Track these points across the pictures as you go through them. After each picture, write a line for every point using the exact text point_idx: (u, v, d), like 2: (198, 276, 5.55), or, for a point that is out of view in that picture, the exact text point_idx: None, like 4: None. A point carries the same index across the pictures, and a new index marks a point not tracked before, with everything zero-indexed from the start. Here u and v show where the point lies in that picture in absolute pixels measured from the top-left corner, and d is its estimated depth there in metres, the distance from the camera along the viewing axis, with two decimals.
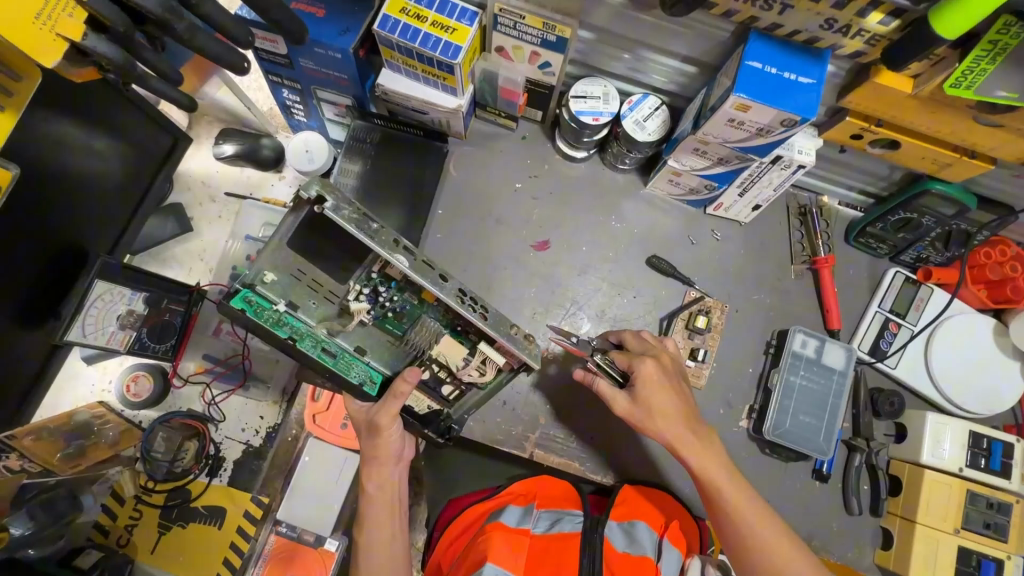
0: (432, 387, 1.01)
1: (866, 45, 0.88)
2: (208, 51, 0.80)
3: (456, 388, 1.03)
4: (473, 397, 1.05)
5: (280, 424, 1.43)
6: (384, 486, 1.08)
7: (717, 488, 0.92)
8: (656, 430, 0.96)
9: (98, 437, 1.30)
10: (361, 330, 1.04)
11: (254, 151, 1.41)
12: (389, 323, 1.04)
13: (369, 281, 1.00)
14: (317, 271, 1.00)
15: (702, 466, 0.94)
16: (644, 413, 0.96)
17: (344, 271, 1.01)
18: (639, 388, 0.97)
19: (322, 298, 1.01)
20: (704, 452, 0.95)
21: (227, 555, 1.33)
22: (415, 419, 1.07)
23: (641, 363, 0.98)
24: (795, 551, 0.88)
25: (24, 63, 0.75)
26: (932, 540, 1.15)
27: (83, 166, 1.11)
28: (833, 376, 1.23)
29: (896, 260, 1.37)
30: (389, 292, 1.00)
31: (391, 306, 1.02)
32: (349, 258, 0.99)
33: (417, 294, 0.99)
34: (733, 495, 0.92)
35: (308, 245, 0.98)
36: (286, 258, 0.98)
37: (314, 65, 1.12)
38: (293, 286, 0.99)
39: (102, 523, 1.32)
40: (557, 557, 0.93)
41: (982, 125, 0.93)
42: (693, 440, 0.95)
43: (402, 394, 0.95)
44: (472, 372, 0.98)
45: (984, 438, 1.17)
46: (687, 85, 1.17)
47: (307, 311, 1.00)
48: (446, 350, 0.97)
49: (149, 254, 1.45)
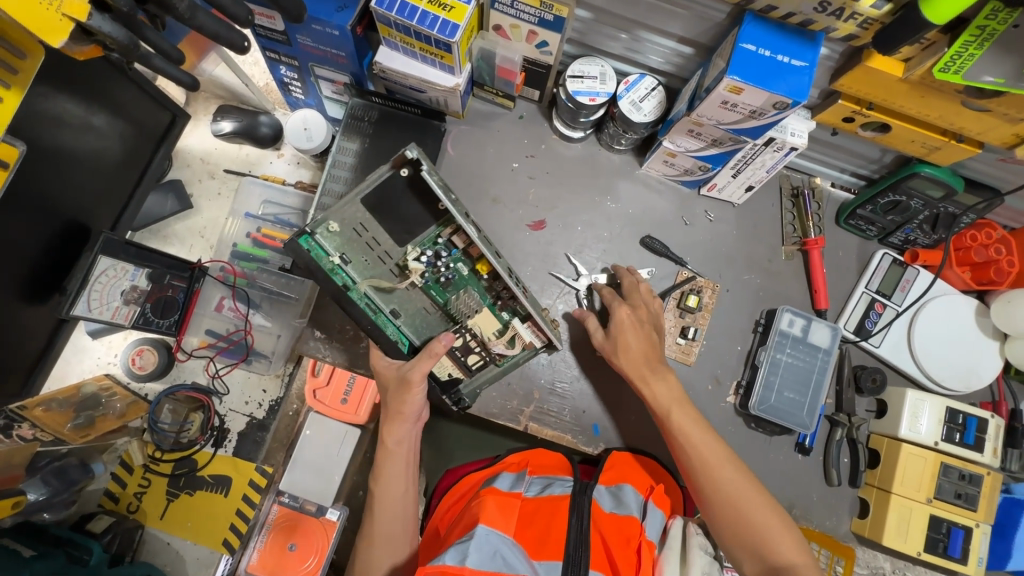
0: (460, 356, 1.08)
1: (858, 28, 0.89)
2: (209, 30, 0.81)
3: (481, 359, 1.10)
4: (489, 372, 1.14)
5: (281, 398, 1.47)
6: (404, 441, 1.11)
7: (668, 411, 1.07)
8: (621, 359, 1.14)
9: (106, 409, 1.35)
10: (404, 293, 1.09)
11: (251, 128, 1.45)
12: (435, 289, 1.08)
13: (434, 245, 1.04)
14: (380, 232, 1.03)
15: (663, 396, 1.09)
16: (614, 342, 1.16)
17: (407, 235, 1.04)
18: (614, 327, 1.16)
19: (376, 255, 1.05)
20: (658, 379, 1.11)
21: (233, 522, 1.41)
22: (437, 384, 1.10)
23: (618, 307, 1.17)
24: (729, 468, 1.00)
25: (26, 39, 0.76)
26: (906, 509, 1.21)
27: (80, 142, 1.12)
28: (818, 354, 1.28)
29: (885, 242, 1.39)
30: (449, 258, 1.04)
31: (444, 272, 1.05)
32: (415, 224, 1.03)
33: (471, 265, 1.06)
34: (686, 436, 1.04)
35: (380, 205, 1.01)
36: (355, 212, 1.01)
37: (313, 42, 1.13)
38: (353, 241, 1.04)
39: (112, 490, 1.38)
40: (545, 518, 0.97)
41: (970, 109, 0.95)
42: (651, 368, 1.12)
43: (437, 354, 1.03)
44: (502, 345, 1.10)
45: (960, 414, 1.23)
46: (683, 66, 1.17)
47: (359, 267, 1.05)
48: (481, 322, 1.08)
49: (151, 230, 1.48)
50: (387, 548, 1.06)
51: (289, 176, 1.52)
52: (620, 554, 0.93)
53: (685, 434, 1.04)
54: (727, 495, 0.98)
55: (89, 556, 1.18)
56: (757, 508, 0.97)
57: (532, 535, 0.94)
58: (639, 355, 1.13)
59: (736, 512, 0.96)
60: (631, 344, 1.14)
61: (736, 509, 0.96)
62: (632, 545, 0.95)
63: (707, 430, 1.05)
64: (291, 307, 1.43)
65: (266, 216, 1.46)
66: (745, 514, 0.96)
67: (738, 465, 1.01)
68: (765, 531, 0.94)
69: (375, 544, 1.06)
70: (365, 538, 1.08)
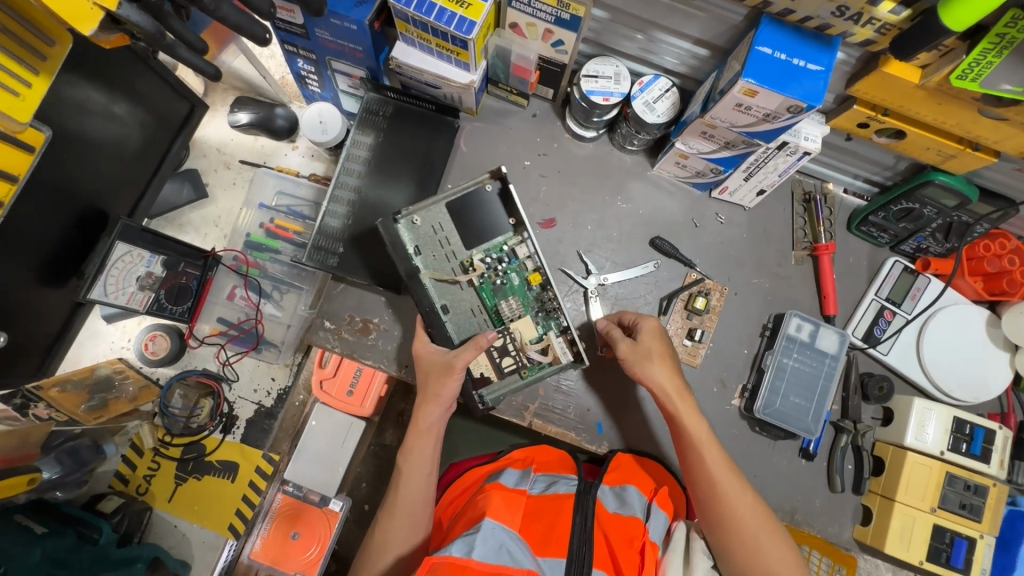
0: (496, 356, 1.14)
1: (876, 33, 0.89)
2: (231, 21, 0.82)
3: (515, 363, 1.14)
4: (513, 382, 1.18)
5: (290, 387, 1.51)
6: (425, 431, 1.13)
7: (681, 420, 1.07)
8: (648, 370, 1.10)
9: (119, 392, 1.41)
10: (456, 291, 1.16)
11: (268, 119, 1.48)
12: (487, 292, 1.16)
13: (499, 252, 1.16)
14: (452, 234, 1.16)
15: (697, 430, 1.06)
16: (644, 351, 1.11)
17: (475, 240, 1.16)
18: (643, 336, 1.13)
19: (442, 254, 1.16)
20: (688, 408, 1.08)
21: (240, 506, 1.42)
22: (470, 380, 1.14)
23: (645, 318, 1.15)
24: (737, 485, 1.02)
25: (56, 28, 0.80)
26: (910, 517, 1.21)
27: (101, 131, 1.14)
28: (825, 360, 1.28)
29: (896, 250, 1.38)
30: (508, 266, 1.16)
31: (500, 278, 1.16)
32: (484, 232, 1.16)
33: (524, 276, 1.17)
34: (711, 476, 1.03)
35: (458, 213, 1.15)
36: (437, 211, 1.15)
37: (330, 36, 1.14)
38: (427, 236, 1.15)
39: (122, 472, 1.41)
40: (551, 515, 0.99)
41: (987, 117, 0.94)
42: (684, 399, 1.09)
43: (481, 346, 1.09)
44: (537, 352, 1.16)
45: (968, 424, 1.23)
46: (698, 68, 1.18)
47: (426, 260, 1.15)
48: (522, 326, 1.15)
49: (166, 218, 1.51)
50: (393, 535, 1.07)
51: (302, 168, 1.55)
52: (623, 555, 0.94)
53: (698, 443, 1.05)
54: (747, 541, 0.98)
55: (99, 535, 1.21)
56: (777, 556, 0.97)
57: (537, 531, 0.96)
58: (668, 390, 1.09)
59: (757, 559, 0.97)
60: (656, 371, 1.09)
61: (757, 556, 0.97)
62: (635, 545, 0.96)
63: (732, 470, 1.04)
64: (300, 297, 1.45)
65: (280, 208, 1.48)
66: (764, 562, 0.97)
67: (745, 483, 1.04)
68: (766, 551, 0.97)
69: (389, 531, 1.07)
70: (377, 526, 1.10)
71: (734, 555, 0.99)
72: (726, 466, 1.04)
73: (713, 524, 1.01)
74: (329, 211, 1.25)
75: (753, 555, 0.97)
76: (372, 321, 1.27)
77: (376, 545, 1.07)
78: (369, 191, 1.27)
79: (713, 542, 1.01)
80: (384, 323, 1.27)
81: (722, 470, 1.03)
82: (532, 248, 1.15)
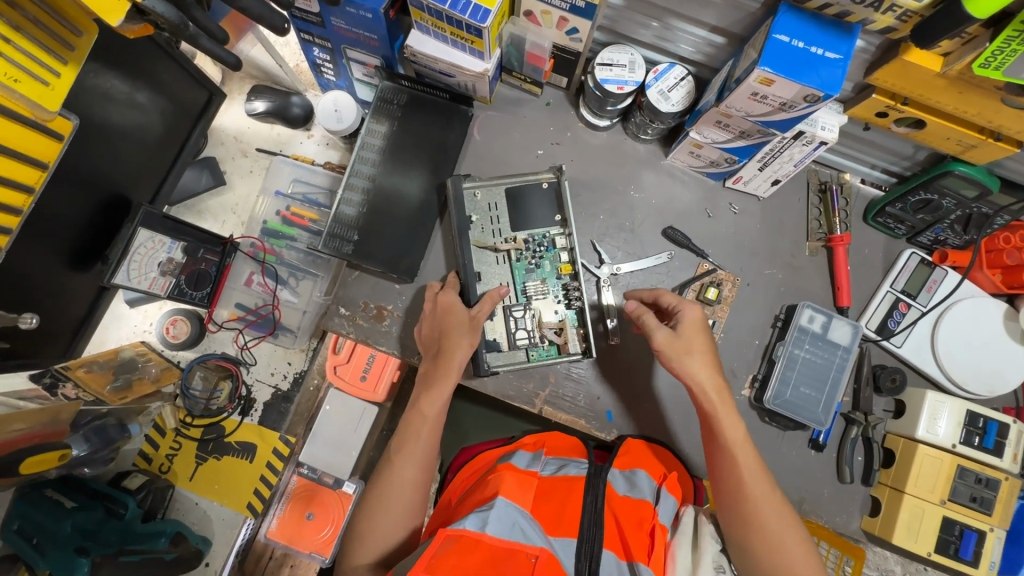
0: (512, 321, 1.25)
1: (897, 21, 0.87)
2: (252, 11, 0.83)
3: (528, 338, 1.26)
4: (518, 359, 1.25)
5: (305, 371, 1.55)
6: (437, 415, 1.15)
7: (719, 419, 1.08)
8: (688, 366, 1.10)
9: (142, 373, 1.45)
10: (493, 262, 1.27)
11: (283, 108, 1.50)
12: (519, 269, 1.27)
13: (545, 237, 1.28)
14: (503, 215, 1.28)
15: (732, 432, 1.07)
16: (685, 343, 1.11)
17: (524, 224, 1.29)
18: (682, 327, 1.13)
19: (490, 228, 1.28)
20: (727, 408, 1.09)
21: (257, 486, 1.47)
22: (484, 340, 1.24)
23: (688, 308, 1.15)
24: (762, 483, 1.03)
25: (84, 19, 0.82)
26: (919, 509, 1.21)
27: (125, 119, 1.17)
28: (837, 351, 1.27)
29: (913, 241, 1.37)
30: (545, 254, 1.28)
31: (535, 262, 1.27)
32: (534, 221, 1.29)
33: (556, 267, 1.28)
34: (740, 472, 1.04)
35: (513, 200, 1.29)
36: (496, 193, 1.29)
37: (345, 25, 1.15)
38: (481, 208, 1.28)
39: (146, 451, 1.46)
40: (560, 497, 1.01)
41: (1008, 106, 0.92)
42: (721, 399, 1.09)
43: (496, 296, 1.21)
44: (552, 333, 1.25)
45: (981, 418, 1.22)
46: (714, 56, 1.16)
47: (476, 228, 1.28)
48: (541, 305, 1.26)
49: (186, 206, 1.54)
50: (395, 518, 1.06)
51: (317, 156, 1.57)
52: (631, 533, 0.96)
53: (730, 439, 1.06)
54: (771, 537, 0.99)
55: (124, 510, 1.25)
56: (796, 555, 0.98)
57: (549, 512, 0.98)
58: (708, 389, 1.09)
59: (779, 556, 0.97)
60: (696, 370, 1.10)
61: (779, 553, 0.98)
62: (645, 527, 0.98)
63: (762, 469, 1.05)
64: (316, 283, 1.48)
65: (295, 195, 1.50)
66: (784, 558, 0.97)
67: (773, 482, 1.05)
68: (785, 547, 0.98)
69: (388, 505, 1.07)
70: (364, 502, 1.10)
71: (754, 549, 0.99)
72: (754, 464, 1.05)
73: (735, 519, 1.02)
74: (345, 198, 1.27)
75: (774, 550, 0.98)
76: (385, 308, 1.29)
77: (364, 527, 1.06)
78: (384, 179, 1.28)
79: (733, 536, 1.02)
80: (398, 310, 1.29)
81: (750, 467, 1.04)
82: (571, 243, 1.27)
